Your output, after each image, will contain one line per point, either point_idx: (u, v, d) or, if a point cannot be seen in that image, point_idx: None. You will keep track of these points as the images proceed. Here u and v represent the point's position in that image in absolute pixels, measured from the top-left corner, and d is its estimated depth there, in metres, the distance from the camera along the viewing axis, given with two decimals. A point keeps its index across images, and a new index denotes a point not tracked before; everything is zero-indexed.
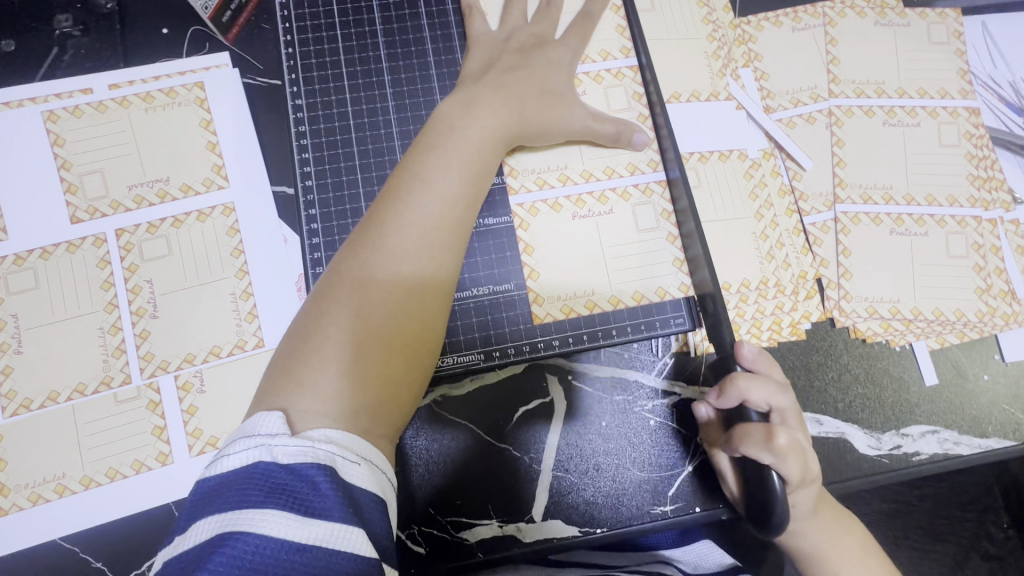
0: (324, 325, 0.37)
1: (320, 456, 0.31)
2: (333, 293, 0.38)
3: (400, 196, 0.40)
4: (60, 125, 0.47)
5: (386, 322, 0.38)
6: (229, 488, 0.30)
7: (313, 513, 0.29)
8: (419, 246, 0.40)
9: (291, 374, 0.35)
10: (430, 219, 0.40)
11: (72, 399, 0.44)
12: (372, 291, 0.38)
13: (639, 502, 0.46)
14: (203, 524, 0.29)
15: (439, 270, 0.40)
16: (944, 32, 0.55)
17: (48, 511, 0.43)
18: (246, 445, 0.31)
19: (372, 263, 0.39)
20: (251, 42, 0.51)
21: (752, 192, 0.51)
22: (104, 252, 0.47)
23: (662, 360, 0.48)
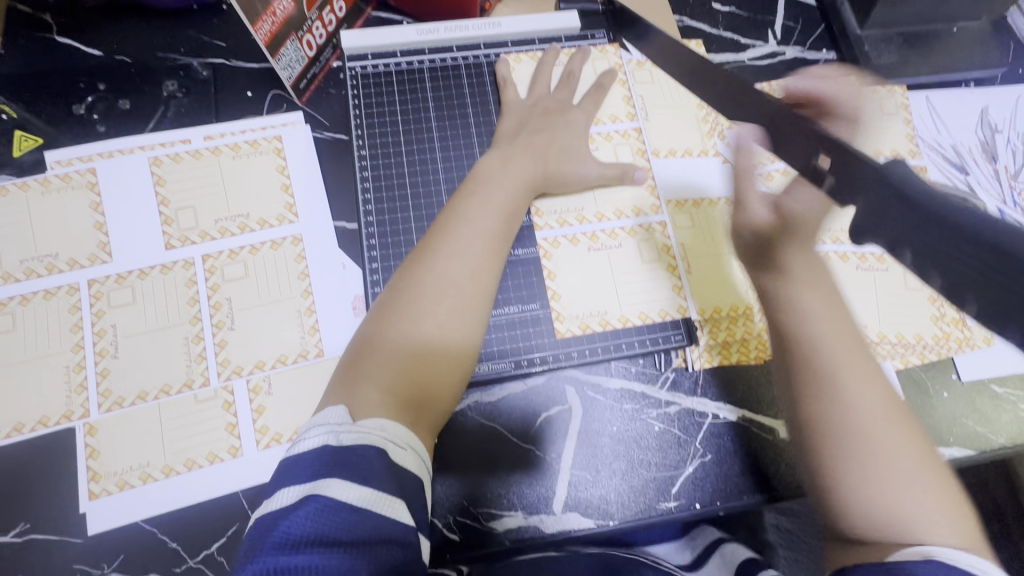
0: (380, 335, 0.46)
1: (375, 440, 0.38)
2: (388, 311, 0.47)
3: (446, 231, 0.50)
4: (162, 168, 0.57)
5: (435, 332, 0.46)
6: (302, 464, 0.37)
7: (371, 482, 0.36)
8: (462, 272, 0.48)
9: (359, 370, 0.44)
10: (472, 251, 0.49)
11: (158, 398, 0.52)
12: (419, 310, 0.46)
13: (647, 499, 0.53)
14: (283, 493, 0.36)
15: (479, 289, 0.49)
16: (893, 104, 0.66)
17: (133, 496, 0.49)
18: (318, 432, 0.38)
19: (424, 284, 0.47)
20: (322, 104, 0.61)
21: None
22: (192, 273, 0.55)
23: (665, 374, 0.56)
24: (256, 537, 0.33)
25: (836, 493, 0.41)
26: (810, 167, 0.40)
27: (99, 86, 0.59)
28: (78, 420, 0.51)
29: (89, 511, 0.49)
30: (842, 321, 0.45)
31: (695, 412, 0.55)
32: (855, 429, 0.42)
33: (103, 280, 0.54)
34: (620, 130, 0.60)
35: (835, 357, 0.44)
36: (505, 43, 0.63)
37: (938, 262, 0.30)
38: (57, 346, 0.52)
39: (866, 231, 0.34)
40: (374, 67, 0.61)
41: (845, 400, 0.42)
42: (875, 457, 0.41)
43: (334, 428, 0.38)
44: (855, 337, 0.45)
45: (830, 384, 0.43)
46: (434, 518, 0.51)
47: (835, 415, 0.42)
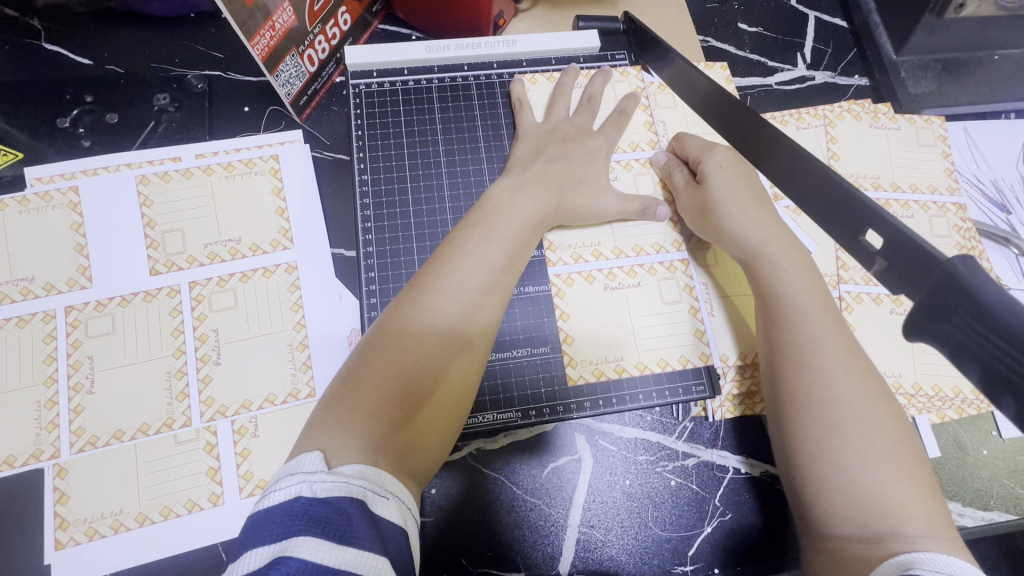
0: (363, 369, 0.40)
1: (353, 490, 0.34)
2: (374, 344, 0.41)
3: (440, 260, 0.45)
4: (149, 187, 0.53)
5: (419, 376, 0.41)
6: (271, 520, 0.32)
7: (350, 539, 0.31)
8: (455, 307, 0.43)
9: (332, 418, 0.38)
10: (468, 284, 0.44)
11: (135, 438, 0.48)
12: (409, 344, 0.41)
13: (660, 561, 0.49)
14: (247, 556, 0.30)
15: (473, 328, 0.44)
16: (932, 136, 0.62)
17: (103, 547, 0.45)
18: (290, 482, 0.33)
19: (413, 321, 0.42)
20: (322, 122, 0.58)
21: None
22: (176, 302, 0.51)
23: (684, 424, 0.52)
24: None
25: (819, 475, 0.37)
26: (854, 242, 0.35)
27: (86, 98, 0.56)
28: (47, 461, 0.47)
29: (55, 563, 0.45)
30: (826, 307, 0.43)
31: (715, 466, 0.51)
32: (836, 403, 0.38)
33: (82, 307, 0.50)
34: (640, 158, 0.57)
35: (820, 337, 0.41)
36: (519, 64, 0.59)
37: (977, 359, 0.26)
38: (28, 379, 0.48)
39: (920, 330, 0.29)
40: (379, 85, 0.57)
41: (830, 378, 0.39)
42: (857, 437, 0.37)
43: (308, 477, 0.33)
44: (840, 320, 0.43)
45: (812, 364, 0.40)
46: None
47: (814, 391, 0.39)
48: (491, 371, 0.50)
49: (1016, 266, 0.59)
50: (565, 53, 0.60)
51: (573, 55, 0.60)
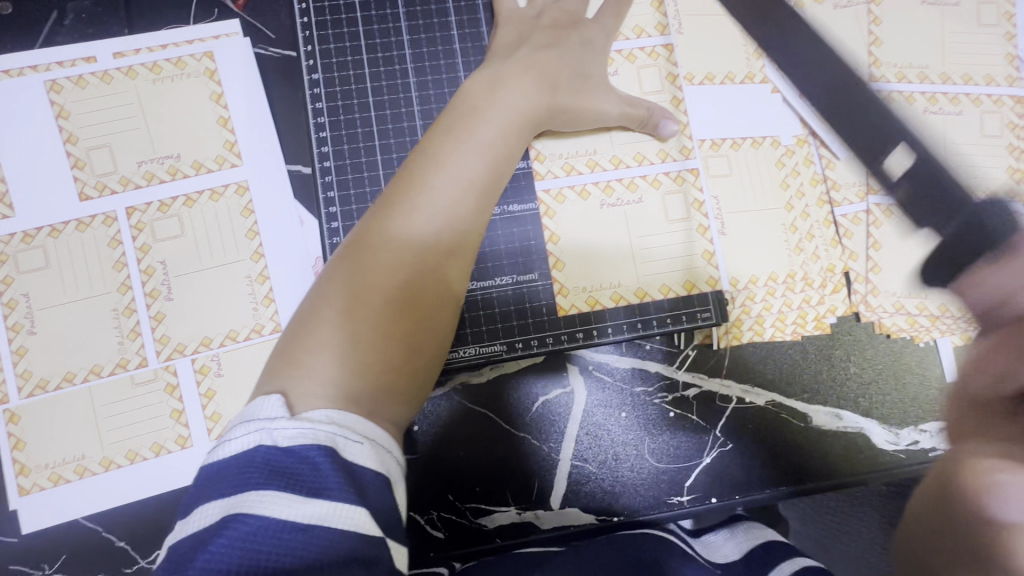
0: (321, 307, 0.35)
1: (321, 437, 0.29)
2: (337, 278, 0.36)
3: (410, 175, 0.39)
4: (64, 95, 0.45)
5: (388, 314, 0.35)
6: (232, 471, 0.29)
7: (318, 493, 0.27)
8: (428, 238, 0.37)
9: (291, 362, 0.33)
10: (442, 207, 0.38)
11: (88, 380, 0.44)
12: (374, 274, 0.36)
13: (656, 492, 0.47)
14: (207, 506, 0.28)
15: (448, 259, 0.38)
16: (995, 13, 0.52)
17: (68, 492, 0.43)
18: (248, 429, 0.30)
19: (381, 251, 0.37)
20: (263, 9, 0.47)
21: (782, 182, 0.49)
22: (115, 231, 0.45)
23: (683, 352, 0.48)
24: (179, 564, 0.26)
25: None
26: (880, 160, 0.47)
27: None
28: None
29: (21, 508, 0.43)
30: None
31: (717, 397, 0.48)
32: None
33: (7, 239, 0.44)
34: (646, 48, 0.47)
35: None
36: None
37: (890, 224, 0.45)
38: None
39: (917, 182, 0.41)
40: None
41: None
42: None
43: (266, 427, 0.29)
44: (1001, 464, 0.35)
45: None
46: (415, 514, 0.45)
47: None
48: (472, 302, 0.45)
49: None
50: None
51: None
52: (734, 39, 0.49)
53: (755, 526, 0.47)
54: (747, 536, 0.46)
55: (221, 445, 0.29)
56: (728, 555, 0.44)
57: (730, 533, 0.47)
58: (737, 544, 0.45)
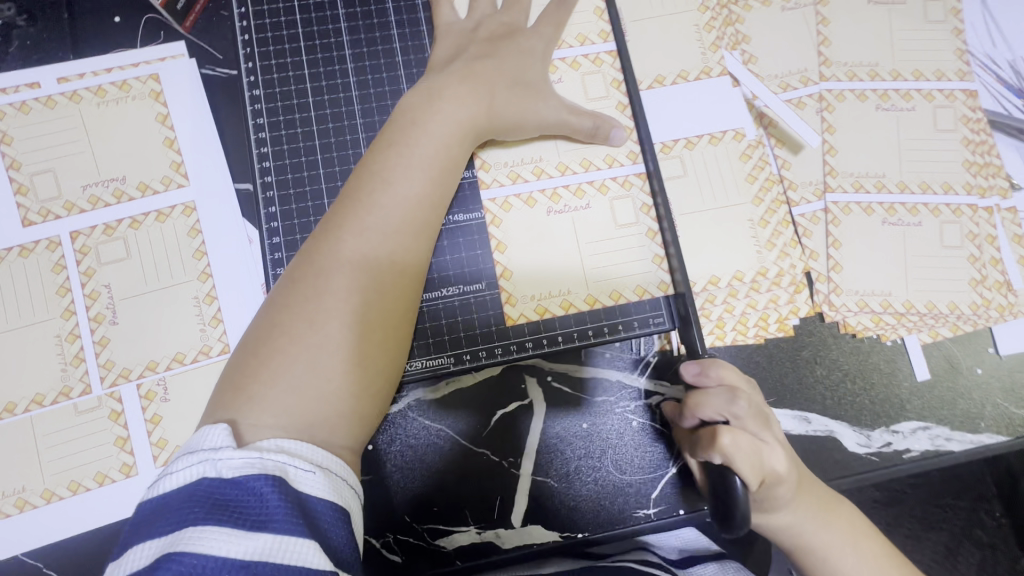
0: (270, 334, 0.34)
1: (269, 466, 0.29)
2: (286, 303, 0.35)
3: (358, 191, 0.38)
4: (7, 122, 0.45)
5: (345, 336, 0.35)
6: (172, 506, 0.27)
7: (265, 526, 0.26)
8: (381, 258, 0.37)
9: (246, 397, 0.32)
10: (392, 225, 0.38)
11: (29, 410, 0.43)
12: (324, 298, 0.35)
13: (623, 504, 0.45)
14: (145, 545, 0.27)
15: (403, 278, 0.38)
16: (942, 10, 0.52)
17: (7, 526, 0.41)
18: (191, 461, 0.28)
19: (330, 273, 0.36)
20: (211, 30, 0.47)
21: (748, 175, 0.49)
22: (59, 256, 0.45)
23: (648, 359, 0.47)
24: None
25: None
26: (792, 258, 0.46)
27: None
28: None
29: None
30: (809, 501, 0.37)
31: None
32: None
33: None
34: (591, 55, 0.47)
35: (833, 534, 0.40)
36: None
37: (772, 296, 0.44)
38: None
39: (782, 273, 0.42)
40: None
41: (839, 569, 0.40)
42: None
43: (210, 456, 0.28)
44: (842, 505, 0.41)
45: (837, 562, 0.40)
46: (370, 538, 0.43)
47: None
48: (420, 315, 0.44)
49: None
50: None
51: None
52: (682, 47, 0.50)
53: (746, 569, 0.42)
54: None
55: (162, 478, 0.28)
56: None
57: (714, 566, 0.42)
58: None
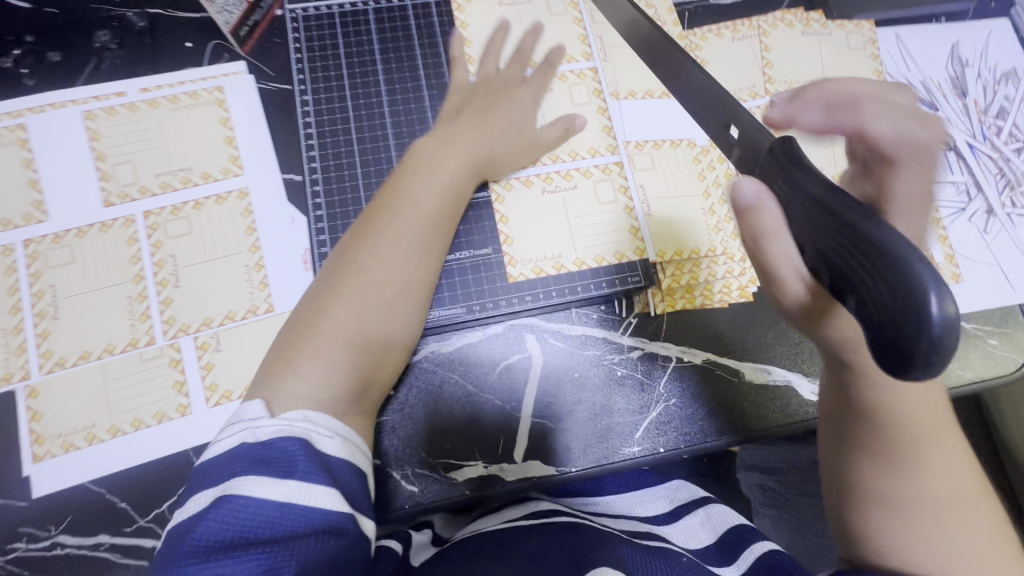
0: (306, 327, 0.43)
1: (297, 431, 0.36)
2: (320, 303, 0.44)
3: (376, 215, 0.48)
4: (97, 122, 0.54)
5: (361, 334, 0.44)
6: (219, 464, 0.34)
7: (292, 473, 0.33)
8: (393, 270, 0.46)
9: (280, 375, 0.40)
10: (406, 244, 0.47)
11: (102, 358, 0.50)
12: (350, 303, 0.44)
13: (612, 444, 0.52)
14: (196, 498, 0.33)
15: (415, 287, 0.47)
16: (861, 40, 0.64)
17: (77, 457, 0.48)
18: (232, 430, 0.36)
19: (356, 283, 0.45)
20: (265, 54, 0.58)
21: (699, 174, 0.56)
22: (132, 231, 0.53)
23: (626, 319, 0.55)
24: (170, 544, 0.30)
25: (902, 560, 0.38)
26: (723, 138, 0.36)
27: (27, 38, 0.56)
28: (18, 383, 0.49)
29: (33, 474, 0.47)
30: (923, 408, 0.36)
31: (658, 357, 0.54)
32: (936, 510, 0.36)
33: (40, 239, 0.52)
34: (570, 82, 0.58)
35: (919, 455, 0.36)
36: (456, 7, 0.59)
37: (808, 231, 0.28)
38: None
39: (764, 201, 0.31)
40: (315, 10, 0.58)
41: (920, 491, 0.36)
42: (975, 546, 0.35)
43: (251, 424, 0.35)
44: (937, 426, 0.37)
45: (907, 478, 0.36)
46: (391, 470, 0.50)
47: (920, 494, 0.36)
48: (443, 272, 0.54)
49: (943, 161, 0.62)
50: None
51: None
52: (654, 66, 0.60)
53: (724, 512, 0.56)
54: (718, 522, 0.55)
55: (211, 444, 0.36)
56: (703, 540, 0.53)
57: (702, 519, 0.56)
58: (710, 530, 0.54)
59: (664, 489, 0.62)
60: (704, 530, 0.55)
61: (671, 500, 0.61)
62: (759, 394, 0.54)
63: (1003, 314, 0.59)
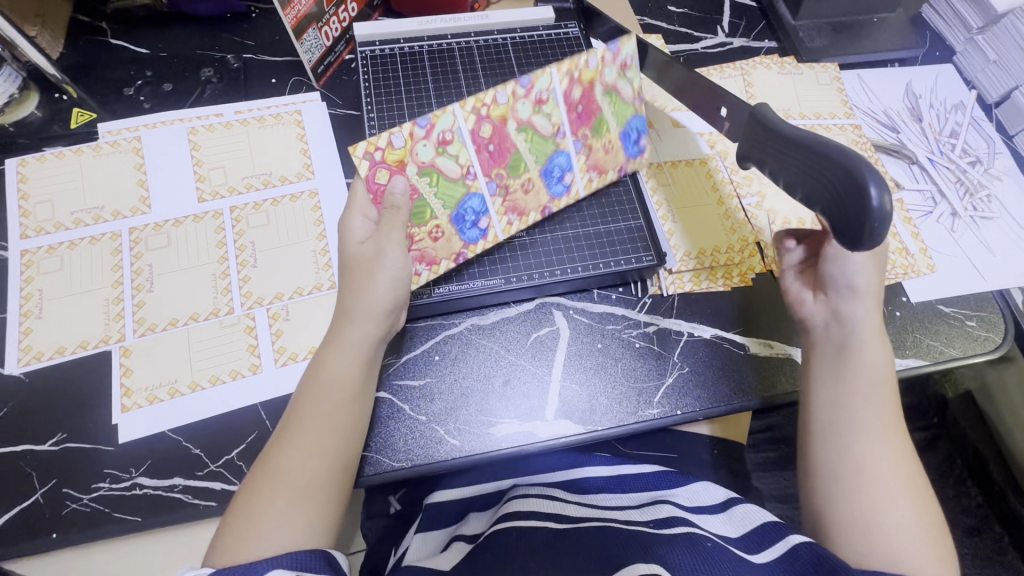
0: (254, 483, 0.45)
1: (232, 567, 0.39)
2: (266, 459, 0.47)
3: (301, 409, 0.48)
4: (197, 136, 0.66)
5: (311, 494, 0.45)
6: None
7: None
8: (326, 439, 0.47)
9: (236, 539, 0.42)
10: (336, 370, 0.49)
11: (188, 324, 0.57)
12: (291, 447, 0.46)
13: (633, 404, 0.58)
14: None
15: (341, 401, 0.49)
16: (828, 77, 0.76)
17: (160, 409, 0.54)
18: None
19: (293, 428, 0.47)
20: (337, 87, 0.72)
21: (713, 188, 0.66)
22: (220, 222, 0.62)
23: (642, 300, 0.63)
24: None
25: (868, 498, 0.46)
26: (716, 115, 0.46)
27: (146, 74, 0.70)
28: (114, 344, 0.56)
29: (120, 422, 0.53)
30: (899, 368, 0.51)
31: (673, 332, 0.61)
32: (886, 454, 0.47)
33: (143, 227, 0.61)
34: (449, 156, 0.54)
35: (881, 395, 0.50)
36: (578, 196, 0.62)
37: (778, 165, 0.38)
38: (99, 282, 0.59)
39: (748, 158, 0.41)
40: (381, 50, 0.70)
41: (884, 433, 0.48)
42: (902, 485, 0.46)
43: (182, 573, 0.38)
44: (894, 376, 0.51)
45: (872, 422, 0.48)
46: (435, 427, 0.55)
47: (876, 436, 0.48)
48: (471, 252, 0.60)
49: (908, 173, 0.72)
50: (639, 122, 0.62)
51: (629, 116, 0.61)
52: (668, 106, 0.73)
53: (752, 509, 0.52)
54: (746, 521, 0.51)
55: None
56: (727, 533, 0.51)
57: (728, 517, 0.53)
58: (736, 526, 0.51)
59: (683, 488, 0.58)
60: (723, 526, 0.52)
61: (691, 498, 0.56)
62: (764, 367, 0.60)
63: (979, 300, 0.66)
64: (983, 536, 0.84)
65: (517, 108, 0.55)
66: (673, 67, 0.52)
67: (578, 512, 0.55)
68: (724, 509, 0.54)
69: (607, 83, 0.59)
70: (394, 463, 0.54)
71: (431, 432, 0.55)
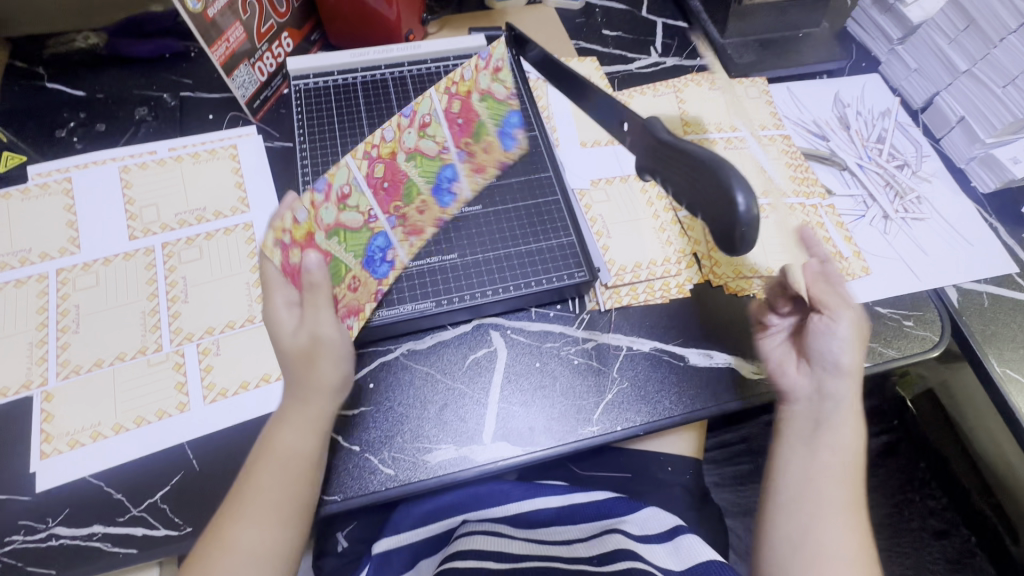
0: (203, 552, 0.45)
1: None
2: (216, 528, 0.46)
3: (253, 478, 0.47)
4: (130, 174, 0.66)
5: (258, 562, 0.45)
6: None
7: None
8: (277, 508, 0.46)
9: None
10: (288, 438, 0.48)
11: (114, 364, 0.56)
12: (241, 516, 0.46)
13: (572, 423, 0.57)
14: None
15: (295, 470, 0.47)
16: (757, 91, 0.79)
17: (81, 453, 0.52)
18: None
19: (246, 495, 0.47)
20: (274, 121, 0.72)
21: (646, 202, 0.67)
22: (151, 259, 0.62)
23: (580, 316, 0.63)
24: None
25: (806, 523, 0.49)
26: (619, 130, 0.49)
27: (80, 115, 0.70)
28: (36, 388, 0.55)
29: (38, 470, 0.51)
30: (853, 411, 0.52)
31: (614, 349, 0.61)
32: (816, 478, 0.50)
33: (71, 268, 0.61)
34: (349, 210, 0.52)
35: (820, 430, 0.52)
36: (465, 198, 0.65)
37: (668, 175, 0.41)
38: (22, 325, 0.57)
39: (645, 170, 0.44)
40: (315, 83, 0.71)
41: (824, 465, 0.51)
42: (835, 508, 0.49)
43: None
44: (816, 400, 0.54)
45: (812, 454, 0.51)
46: (369, 456, 0.54)
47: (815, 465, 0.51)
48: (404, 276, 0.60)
49: (839, 179, 0.74)
50: (516, 117, 0.65)
51: (505, 114, 0.64)
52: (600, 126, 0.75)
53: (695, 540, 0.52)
54: (689, 551, 0.52)
55: None
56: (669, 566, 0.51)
57: (673, 547, 0.53)
58: (679, 557, 0.51)
59: (635, 515, 0.57)
60: (669, 558, 0.52)
61: (641, 526, 0.56)
62: (704, 377, 0.60)
63: (916, 300, 0.67)
64: (952, 538, 0.84)
65: (404, 139, 0.54)
66: (582, 87, 0.55)
67: (525, 548, 0.53)
68: (670, 537, 0.54)
69: (483, 89, 0.59)
70: (326, 496, 0.52)
71: (364, 461, 0.54)
